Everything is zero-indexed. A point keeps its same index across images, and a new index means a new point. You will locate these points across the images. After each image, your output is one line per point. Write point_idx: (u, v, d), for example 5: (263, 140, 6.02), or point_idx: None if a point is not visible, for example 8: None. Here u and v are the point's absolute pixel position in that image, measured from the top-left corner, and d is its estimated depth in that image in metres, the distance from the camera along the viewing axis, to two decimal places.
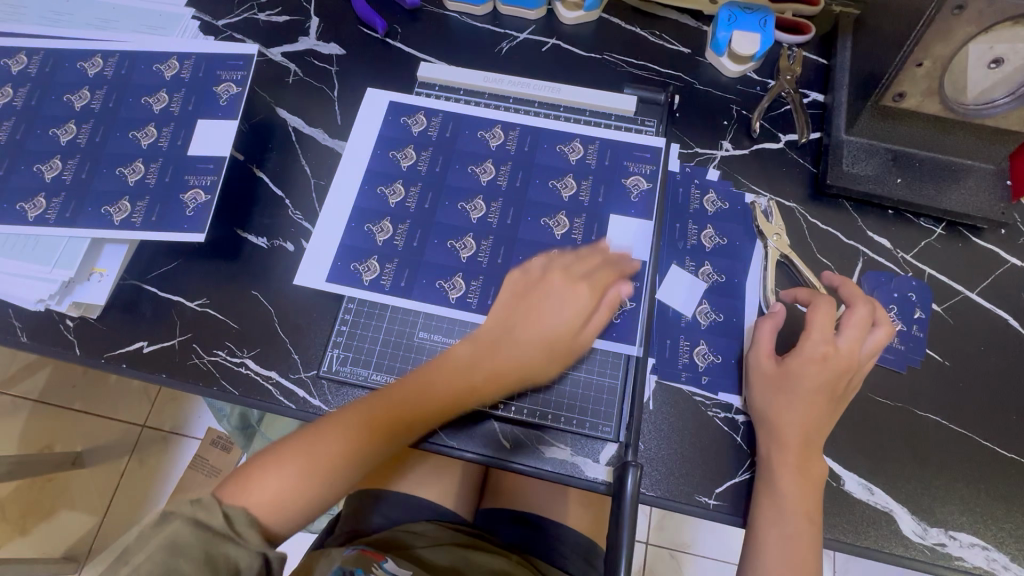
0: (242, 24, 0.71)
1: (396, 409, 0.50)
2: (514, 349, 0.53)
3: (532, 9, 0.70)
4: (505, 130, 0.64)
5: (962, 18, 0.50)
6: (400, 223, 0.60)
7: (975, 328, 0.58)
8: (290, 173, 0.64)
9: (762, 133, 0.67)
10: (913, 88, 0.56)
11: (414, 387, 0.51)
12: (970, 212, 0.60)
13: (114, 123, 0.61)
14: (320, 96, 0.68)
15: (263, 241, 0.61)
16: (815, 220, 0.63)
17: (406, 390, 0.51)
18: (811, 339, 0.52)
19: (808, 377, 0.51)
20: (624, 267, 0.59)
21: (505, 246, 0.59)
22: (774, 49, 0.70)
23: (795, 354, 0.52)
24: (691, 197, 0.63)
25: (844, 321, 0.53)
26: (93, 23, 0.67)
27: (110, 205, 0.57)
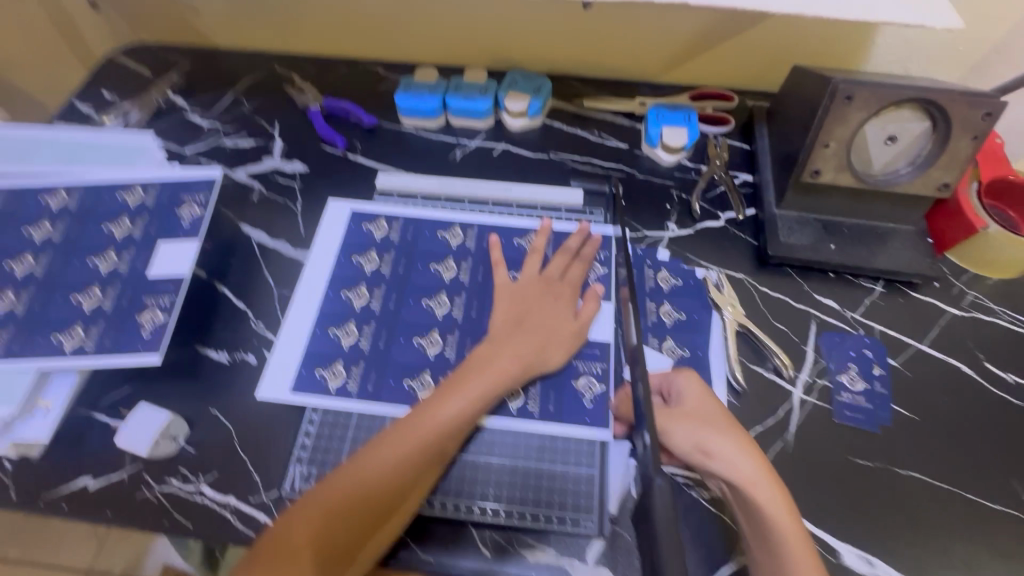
0: (208, 149, 0.77)
1: (394, 461, 0.48)
2: (505, 365, 0.54)
3: (480, 120, 0.77)
4: (463, 230, 0.67)
5: (853, 106, 0.58)
6: (365, 325, 0.61)
7: (934, 379, 0.60)
8: (253, 285, 0.65)
9: (702, 213, 0.72)
10: (826, 165, 0.62)
11: (404, 434, 0.49)
12: (903, 270, 0.64)
13: (72, 251, 0.62)
14: (284, 210, 0.71)
15: (224, 355, 0.60)
16: (764, 288, 0.66)
17: (397, 438, 0.49)
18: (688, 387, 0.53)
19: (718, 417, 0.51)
20: (589, 350, 0.59)
21: (472, 338, 0.60)
22: (702, 139, 0.78)
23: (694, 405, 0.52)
24: (646, 276, 0.65)
25: (695, 394, 0.53)
26: (59, 159, 0.70)
27: (62, 332, 0.56)
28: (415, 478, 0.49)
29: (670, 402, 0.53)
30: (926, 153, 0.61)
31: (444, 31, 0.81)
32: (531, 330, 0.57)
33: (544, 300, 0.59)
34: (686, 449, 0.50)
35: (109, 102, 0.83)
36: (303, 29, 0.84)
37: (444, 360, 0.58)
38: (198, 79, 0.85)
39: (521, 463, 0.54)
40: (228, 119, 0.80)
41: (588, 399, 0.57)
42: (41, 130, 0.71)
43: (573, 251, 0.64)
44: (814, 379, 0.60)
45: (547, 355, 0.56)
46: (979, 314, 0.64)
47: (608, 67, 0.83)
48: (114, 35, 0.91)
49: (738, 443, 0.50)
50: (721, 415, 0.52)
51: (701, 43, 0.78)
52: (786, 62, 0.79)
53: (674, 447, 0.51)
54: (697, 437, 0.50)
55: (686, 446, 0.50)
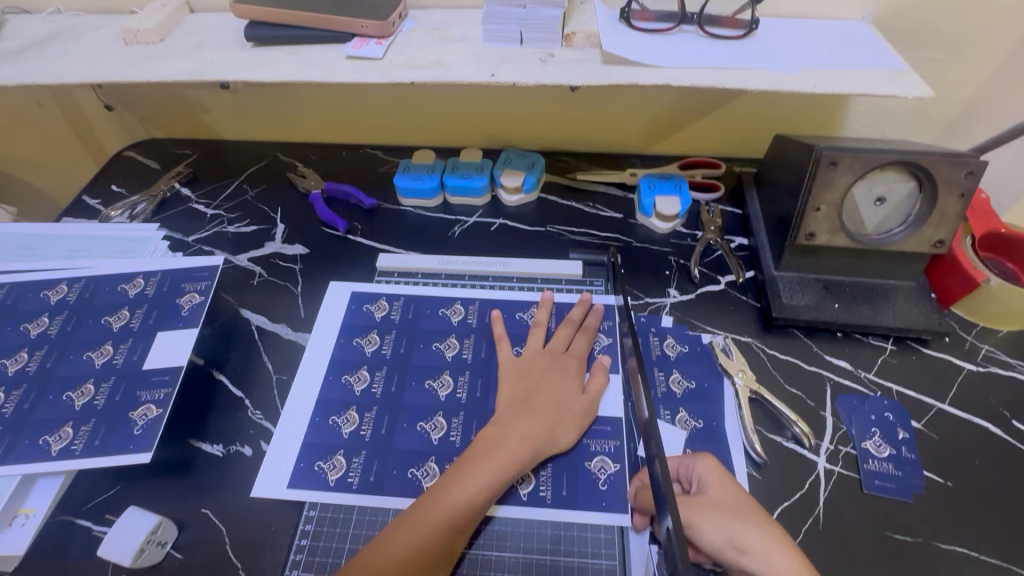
0: (211, 237, 0.78)
1: (404, 556, 0.45)
2: (513, 448, 0.51)
3: (477, 197, 0.79)
4: (464, 306, 0.67)
5: (839, 169, 0.60)
6: (366, 410, 0.59)
7: (962, 440, 0.57)
8: (251, 371, 0.63)
9: (702, 277, 0.72)
10: (820, 227, 0.63)
11: (413, 525, 0.47)
12: (911, 327, 0.63)
13: (68, 346, 0.61)
14: (284, 293, 0.71)
15: (219, 448, 0.57)
16: (773, 351, 0.65)
17: (406, 530, 0.46)
18: (708, 473, 0.50)
19: (744, 504, 0.48)
20: (600, 427, 0.57)
21: (477, 418, 0.57)
22: (694, 206, 0.80)
23: (717, 492, 0.49)
24: (651, 345, 0.64)
25: (717, 480, 0.50)
26: (64, 253, 0.71)
27: (50, 433, 0.54)
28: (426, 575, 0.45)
29: (691, 491, 0.50)
30: (916, 212, 0.62)
31: (440, 117, 0.86)
32: (538, 408, 0.55)
33: (549, 375, 0.58)
34: (716, 543, 0.46)
35: (116, 195, 0.85)
36: (306, 121, 0.89)
37: (449, 444, 0.56)
38: (204, 170, 0.88)
39: (535, 556, 0.50)
40: (232, 207, 0.82)
41: (602, 480, 0.54)
42: (52, 228, 0.74)
43: (576, 322, 0.63)
44: (837, 446, 0.57)
45: (557, 434, 0.54)
46: (996, 368, 0.63)
47: (597, 142, 0.87)
48: (126, 133, 0.96)
49: (770, 535, 0.46)
50: (749, 504, 0.48)
51: (685, 118, 0.82)
52: (767, 132, 0.82)
53: (702, 543, 0.46)
54: (726, 529, 0.46)
55: (715, 541, 0.46)
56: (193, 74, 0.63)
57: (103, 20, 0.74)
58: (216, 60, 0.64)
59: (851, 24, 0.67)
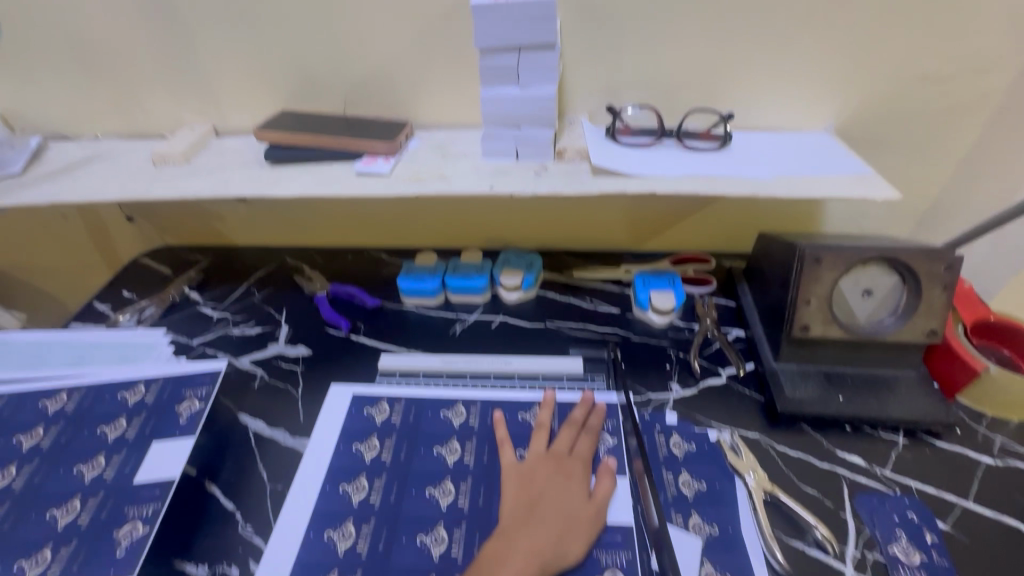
0: (215, 340, 0.79)
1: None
2: (518, 565, 0.49)
3: (478, 295, 0.82)
4: (465, 406, 0.67)
5: (823, 265, 0.63)
6: (364, 524, 0.56)
7: (995, 543, 0.54)
8: (245, 482, 0.61)
9: (703, 371, 0.72)
10: (813, 319, 0.64)
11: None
12: (920, 419, 0.62)
13: (60, 459, 0.59)
14: (285, 396, 0.71)
15: (204, 571, 0.54)
16: (783, 447, 0.63)
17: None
18: None
19: None
20: (610, 536, 0.54)
21: (480, 530, 0.54)
22: (689, 300, 0.83)
23: None
24: (657, 444, 0.63)
25: None
26: (68, 360, 0.71)
27: (27, 557, 0.51)
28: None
29: None
30: (905, 304, 0.63)
31: (442, 222, 0.91)
32: (543, 519, 0.53)
33: (554, 480, 0.56)
34: None
35: (126, 301, 0.88)
36: (315, 228, 0.94)
37: (450, 560, 0.52)
38: (214, 275, 0.91)
39: None
40: (239, 310, 0.84)
41: None
42: (60, 335, 0.76)
43: (580, 422, 0.62)
44: (863, 553, 0.54)
45: (565, 547, 0.51)
46: (1015, 461, 0.61)
47: (591, 241, 0.92)
48: (143, 241, 1.01)
49: None
50: None
51: (672, 218, 0.87)
52: (751, 229, 0.87)
53: None
54: None
55: None
56: (215, 190, 0.68)
57: (137, 144, 0.82)
58: (237, 178, 0.70)
59: (815, 135, 0.74)
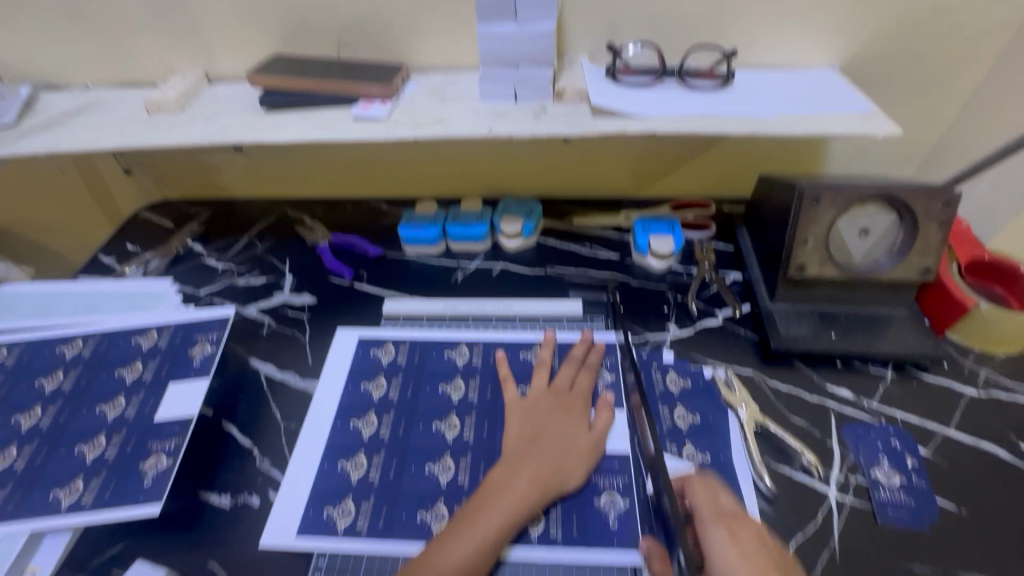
0: (222, 290, 0.81)
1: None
2: (523, 488, 0.52)
3: (478, 243, 0.83)
4: (468, 348, 0.69)
5: (822, 205, 0.63)
6: (375, 455, 0.59)
7: (972, 466, 0.57)
8: (259, 421, 0.64)
9: (700, 312, 0.74)
10: (810, 259, 0.65)
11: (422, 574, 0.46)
12: (909, 354, 0.64)
13: (82, 401, 0.62)
14: (293, 342, 0.73)
15: (227, 500, 0.57)
16: (775, 383, 0.65)
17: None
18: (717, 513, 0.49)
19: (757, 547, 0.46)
20: (607, 464, 0.57)
21: (485, 460, 0.58)
22: (688, 244, 0.83)
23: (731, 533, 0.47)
24: (654, 381, 0.65)
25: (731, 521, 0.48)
26: (79, 310, 0.73)
27: (60, 487, 0.54)
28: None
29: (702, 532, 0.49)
30: (900, 243, 0.64)
31: (441, 169, 0.90)
32: (545, 447, 0.55)
33: (555, 413, 0.59)
34: None
35: (131, 253, 0.89)
36: (314, 178, 0.94)
37: (457, 486, 0.56)
38: (216, 227, 0.92)
39: None
40: (242, 261, 0.85)
41: (612, 518, 0.53)
42: (69, 286, 0.77)
43: (579, 360, 0.65)
44: (847, 476, 0.57)
45: (566, 473, 0.54)
46: (997, 392, 0.63)
47: (591, 188, 0.92)
48: (142, 195, 1.00)
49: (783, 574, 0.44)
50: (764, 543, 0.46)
51: (673, 162, 0.86)
52: (752, 173, 0.87)
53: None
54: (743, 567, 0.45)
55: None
56: (211, 138, 0.68)
57: (127, 93, 0.80)
58: (232, 126, 0.69)
59: (821, 72, 0.72)
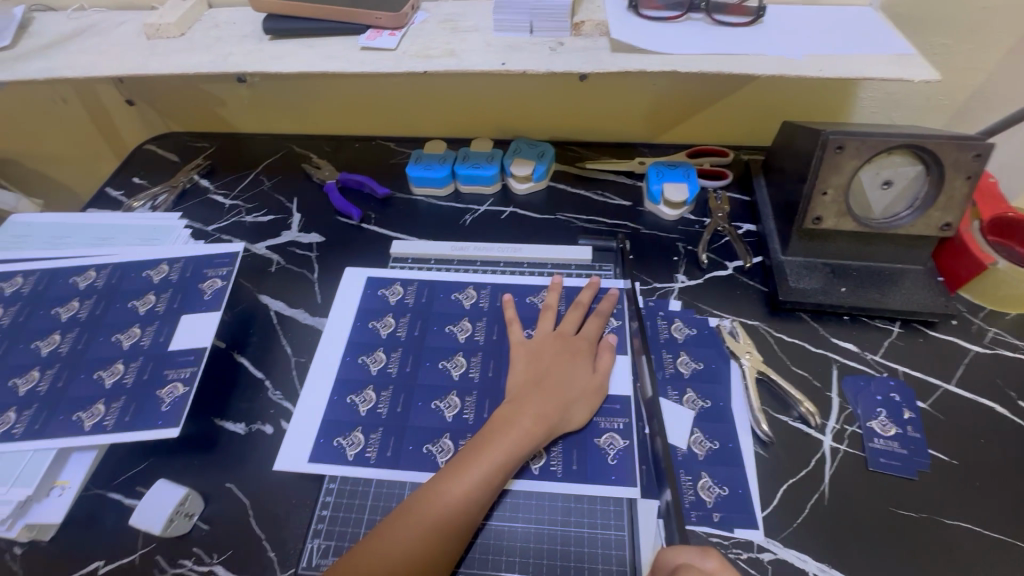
0: (230, 227, 0.80)
1: (422, 532, 0.46)
2: (527, 425, 0.53)
3: (488, 185, 0.81)
4: (476, 290, 0.69)
5: (845, 154, 0.60)
6: (383, 390, 0.61)
7: (968, 420, 0.58)
8: (271, 354, 0.66)
9: (710, 263, 0.73)
10: (827, 212, 0.63)
11: (429, 502, 0.48)
12: (918, 310, 0.64)
13: (99, 329, 0.63)
14: (301, 280, 0.73)
15: (241, 427, 0.60)
16: (780, 334, 0.66)
17: (423, 507, 0.48)
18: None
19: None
20: (609, 405, 0.59)
21: (490, 398, 0.59)
22: (702, 193, 0.81)
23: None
24: (659, 328, 0.65)
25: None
26: (90, 241, 0.73)
27: (82, 410, 0.57)
28: (444, 550, 0.46)
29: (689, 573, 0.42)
30: (923, 196, 0.62)
31: (452, 108, 0.87)
32: (550, 387, 0.56)
33: (560, 356, 0.59)
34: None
35: (138, 187, 0.88)
36: (320, 113, 0.91)
37: (462, 422, 0.58)
38: (221, 162, 0.90)
39: (546, 527, 0.52)
40: (250, 197, 0.85)
41: (611, 456, 0.55)
42: (78, 217, 0.77)
43: (586, 306, 0.65)
44: (843, 426, 0.58)
45: (569, 413, 0.56)
46: (1003, 351, 0.63)
47: (606, 132, 0.88)
48: (146, 127, 0.98)
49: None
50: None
51: (693, 106, 0.83)
52: (775, 120, 0.83)
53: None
54: None
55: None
56: (214, 66, 0.65)
57: (126, 15, 0.77)
58: (235, 53, 0.66)
59: (859, 9, 0.67)
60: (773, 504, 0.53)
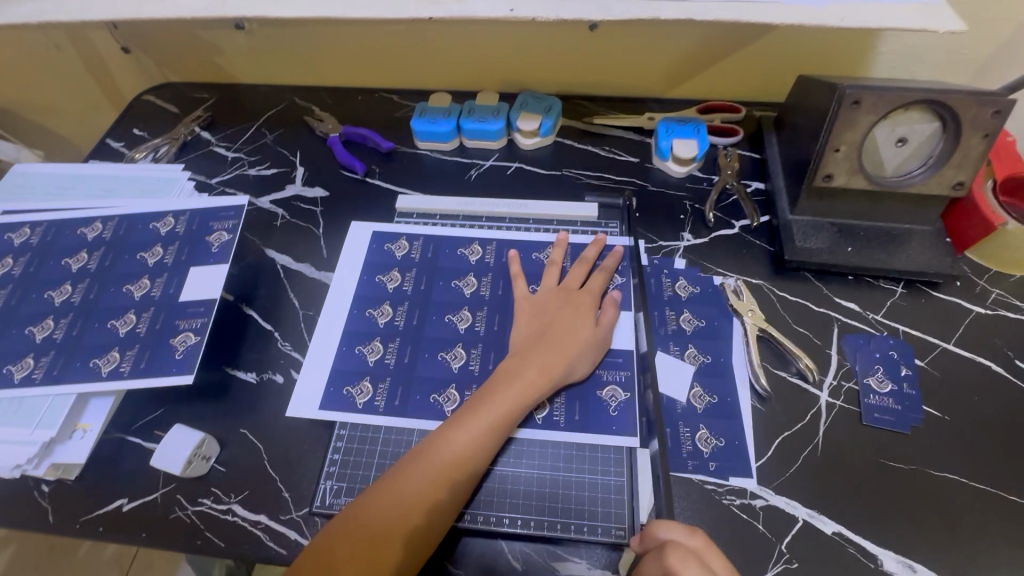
0: (233, 180, 0.80)
1: (433, 477, 0.48)
2: (532, 377, 0.54)
3: (494, 140, 0.80)
4: (482, 246, 0.69)
5: (861, 110, 0.59)
6: (390, 341, 0.62)
7: (964, 378, 0.59)
8: (279, 307, 0.67)
9: (717, 222, 0.72)
10: (838, 169, 0.63)
11: (442, 447, 0.50)
12: (923, 270, 0.64)
13: (109, 280, 0.64)
14: (306, 234, 0.73)
15: (253, 376, 0.61)
16: (783, 293, 0.66)
17: (453, 434, 0.51)
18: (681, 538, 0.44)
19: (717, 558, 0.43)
20: (612, 359, 0.60)
21: (494, 351, 0.60)
22: (712, 150, 0.80)
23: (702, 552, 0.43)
24: (663, 286, 0.66)
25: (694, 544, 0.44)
26: (95, 192, 0.73)
27: (98, 357, 0.58)
28: (454, 493, 0.49)
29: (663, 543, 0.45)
30: (938, 154, 0.61)
31: (456, 58, 0.84)
32: (554, 340, 0.57)
33: (564, 310, 0.60)
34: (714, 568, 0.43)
35: (138, 139, 0.87)
36: (322, 63, 0.88)
37: (468, 373, 0.59)
38: (222, 114, 0.89)
39: (548, 473, 0.54)
40: (252, 150, 0.84)
41: (613, 408, 0.57)
42: (81, 168, 0.76)
43: (591, 262, 0.65)
44: (840, 382, 0.59)
45: (572, 365, 0.56)
46: (1004, 311, 0.64)
47: (615, 85, 0.86)
48: (144, 77, 0.96)
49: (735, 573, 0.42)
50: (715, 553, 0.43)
51: (706, 59, 0.80)
52: (791, 74, 0.80)
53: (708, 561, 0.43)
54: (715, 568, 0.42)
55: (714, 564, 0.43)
56: (211, 10, 0.63)
57: None
58: None
59: None
60: (768, 454, 0.55)
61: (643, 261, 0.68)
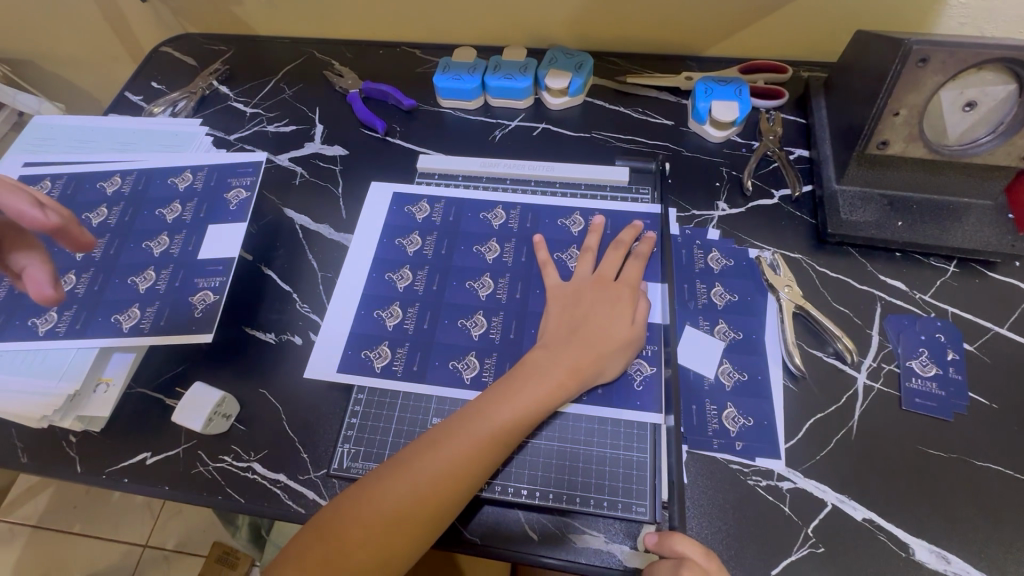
0: (252, 136, 0.78)
1: (449, 465, 0.47)
2: (562, 368, 0.52)
3: (520, 99, 0.76)
4: (505, 211, 0.66)
5: (928, 69, 0.53)
6: (409, 307, 0.60)
7: (1016, 366, 0.55)
8: (298, 268, 0.65)
9: (755, 191, 0.68)
10: (895, 135, 0.58)
11: (464, 431, 0.49)
12: (979, 248, 0.59)
13: (129, 237, 0.63)
14: (325, 194, 0.71)
15: (272, 337, 0.61)
16: (823, 269, 0.62)
17: (478, 420, 0.49)
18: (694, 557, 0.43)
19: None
20: None
21: (517, 320, 0.58)
22: (753, 114, 0.74)
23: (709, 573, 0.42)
24: (694, 257, 0.63)
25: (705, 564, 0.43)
26: (114, 146, 0.72)
27: (119, 312, 0.58)
28: (469, 484, 0.47)
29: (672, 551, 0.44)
30: (1010, 120, 0.55)
31: (482, 10, 0.79)
32: (587, 337, 0.54)
33: (599, 303, 0.56)
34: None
35: (157, 92, 0.85)
36: (342, 14, 0.84)
37: (488, 341, 0.58)
38: (240, 67, 0.86)
39: (568, 446, 0.53)
40: (271, 106, 0.81)
41: (638, 382, 0.55)
42: (100, 120, 0.75)
43: (626, 246, 0.61)
44: (880, 364, 0.56)
45: (603, 364, 0.53)
46: None
47: (652, 41, 0.80)
48: (162, 27, 0.93)
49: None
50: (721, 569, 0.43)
51: (753, 13, 0.74)
52: (845, 30, 0.74)
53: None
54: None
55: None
56: None
57: None
58: None
59: None
60: (798, 436, 0.53)
61: (674, 230, 0.65)
